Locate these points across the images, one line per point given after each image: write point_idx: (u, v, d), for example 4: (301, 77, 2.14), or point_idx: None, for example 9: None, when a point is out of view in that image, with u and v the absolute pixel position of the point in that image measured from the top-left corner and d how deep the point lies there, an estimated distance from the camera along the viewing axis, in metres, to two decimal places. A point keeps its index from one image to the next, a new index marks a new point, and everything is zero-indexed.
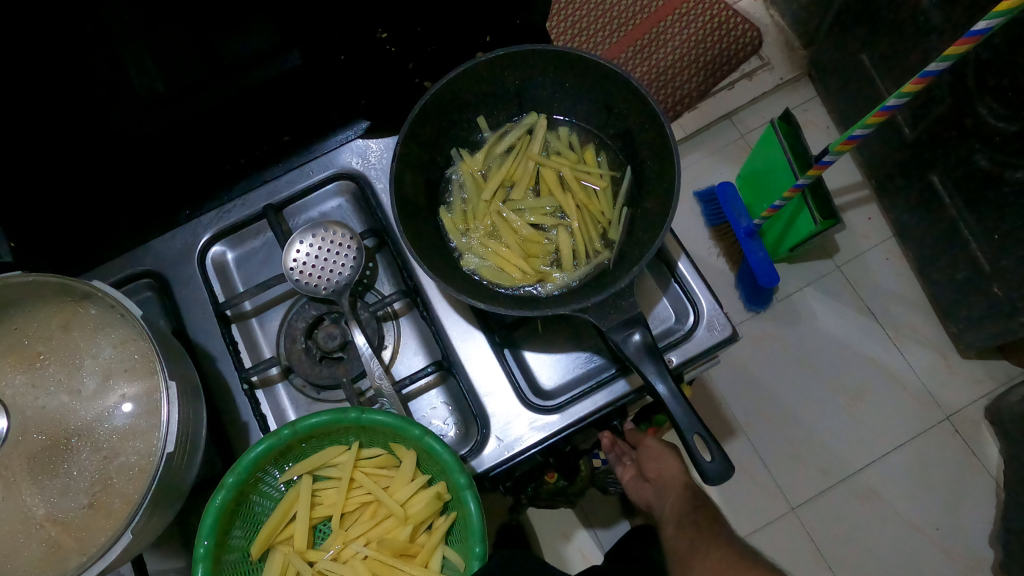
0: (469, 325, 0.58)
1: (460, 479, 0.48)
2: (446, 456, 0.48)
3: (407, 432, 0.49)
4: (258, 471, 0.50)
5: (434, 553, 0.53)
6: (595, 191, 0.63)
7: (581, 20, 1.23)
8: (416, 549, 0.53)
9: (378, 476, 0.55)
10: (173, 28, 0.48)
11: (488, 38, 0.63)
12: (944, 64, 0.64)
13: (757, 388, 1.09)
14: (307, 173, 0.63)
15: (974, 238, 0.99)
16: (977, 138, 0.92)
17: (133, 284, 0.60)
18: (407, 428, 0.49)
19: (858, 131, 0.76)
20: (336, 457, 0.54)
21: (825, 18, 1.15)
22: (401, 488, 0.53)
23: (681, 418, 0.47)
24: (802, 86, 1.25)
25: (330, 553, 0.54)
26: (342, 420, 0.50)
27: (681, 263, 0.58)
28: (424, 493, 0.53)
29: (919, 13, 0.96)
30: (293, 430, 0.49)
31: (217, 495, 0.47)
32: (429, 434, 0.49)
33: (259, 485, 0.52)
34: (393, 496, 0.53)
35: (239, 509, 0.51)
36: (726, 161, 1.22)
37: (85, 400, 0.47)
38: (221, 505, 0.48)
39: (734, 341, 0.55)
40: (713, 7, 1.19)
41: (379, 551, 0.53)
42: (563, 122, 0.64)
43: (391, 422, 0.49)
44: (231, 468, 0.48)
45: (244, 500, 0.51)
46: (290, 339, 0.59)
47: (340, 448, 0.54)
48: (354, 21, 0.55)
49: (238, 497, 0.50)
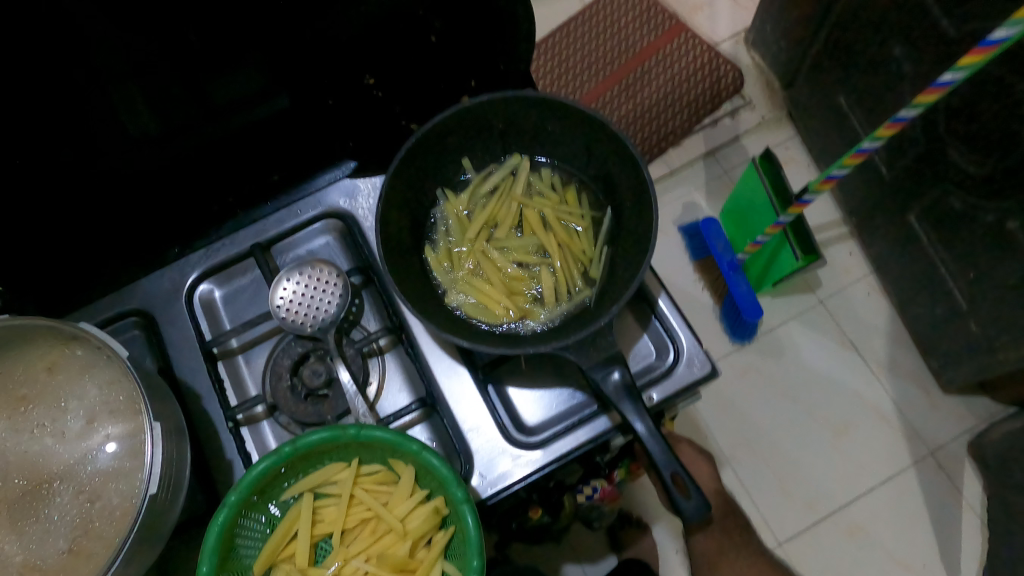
0: (453, 361, 0.58)
1: (457, 494, 0.48)
2: (443, 470, 0.48)
3: (404, 448, 0.50)
4: (258, 490, 0.50)
5: (433, 568, 0.53)
6: (576, 232, 0.64)
7: (571, 58, 1.30)
8: (415, 565, 0.53)
9: (378, 493, 0.54)
10: (164, 73, 0.50)
11: (473, 83, 0.65)
12: (914, 111, 0.66)
13: (746, 417, 1.10)
14: (296, 213, 0.63)
15: (951, 276, 1.01)
16: (950, 180, 0.95)
17: (121, 323, 0.60)
18: (406, 443, 0.49)
19: (836, 172, 0.78)
20: (337, 473, 0.54)
21: (803, 61, 1.19)
22: (400, 504, 0.53)
23: (657, 456, 0.47)
24: (783, 125, 1.28)
25: (331, 569, 0.54)
26: (341, 436, 0.50)
27: (662, 300, 0.59)
28: (423, 508, 0.52)
29: (892, 58, 0.99)
30: (293, 448, 0.49)
31: (219, 514, 0.47)
32: (426, 449, 0.49)
33: (259, 507, 0.52)
34: (392, 512, 0.53)
35: (240, 530, 0.50)
36: (710, 197, 1.23)
37: (68, 441, 0.47)
38: (222, 525, 0.47)
39: (714, 377, 0.56)
40: (696, 48, 1.27)
41: (379, 567, 0.53)
42: (545, 164, 0.65)
43: (389, 438, 0.50)
44: (233, 486, 0.48)
45: (244, 523, 0.51)
46: (275, 377, 0.59)
47: (340, 465, 0.54)
48: (341, 67, 0.57)
49: (240, 519, 0.50)
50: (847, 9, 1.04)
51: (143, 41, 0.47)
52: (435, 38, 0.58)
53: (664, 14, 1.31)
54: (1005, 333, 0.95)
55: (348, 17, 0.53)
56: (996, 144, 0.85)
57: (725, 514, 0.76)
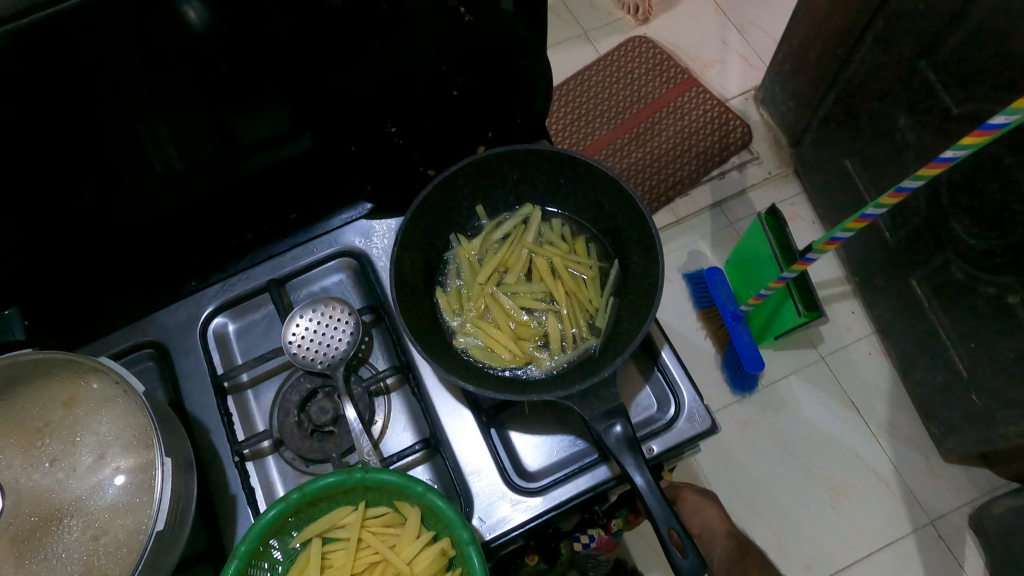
0: (457, 403, 0.60)
1: (462, 535, 0.49)
2: (449, 512, 0.49)
3: (410, 491, 0.51)
4: (267, 538, 0.51)
5: None
6: (583, 280, 0.66)
7: (586, 105, 1.36)
8: None
9: (385, 535, 0.55)
10: (197, 117, 0.52)
11: (491, 134, 0.67)
12: (916, 182, 0.68)
13: (748, 475, 1.09)
14: (312, 250, 0.66)
15: (953, 343, 1.03)
16: (952, 250, 0.97)
17: (135, 353, 0.62)
18: (411, 484, 0.50)
19: (840, 234, 0.80)
20: (344, 517, 0.54)
21: (811, 122, 1.22)
22: (407, 547, 0.53)
23: (657, 514, 0.47)
24: (790, 182, 1.30)
25: None
26: (348, 481, 0.50)
27: (665, 353, 0.60)
28: (430, 550, 0.53)
29: (897, 126, 1.03)
30: (301, 494, 0.50)
31: (230, 565, 0.48)
32: (432, 491, 0.50)
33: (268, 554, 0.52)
34: (400, 555, 0.53)
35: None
36: (716, 246, 1.24)
37: (79, 476, 0.48)
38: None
39: (713, 433, 0.56)
40: (705, 103, 1.33)
41: None
42: (556, 214, 0.67)
43: (395, 481, 0.50)
44: (243, 535, 0.49)
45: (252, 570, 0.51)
46: (283, 412, 0.60)
47: (347, 509, 0.54)
48: (365, 117, 0.60)
49: (249, 567, 0.50)
50: (853, 78, 1.07)
51: (183, 92, 0.50)
52: (457, 92, 0.61)
53: (676, 68, 1.38)
54: (1004, 407, 0.96)
55: (377, 74, 0.56)
56: (996, 222, 0.88)
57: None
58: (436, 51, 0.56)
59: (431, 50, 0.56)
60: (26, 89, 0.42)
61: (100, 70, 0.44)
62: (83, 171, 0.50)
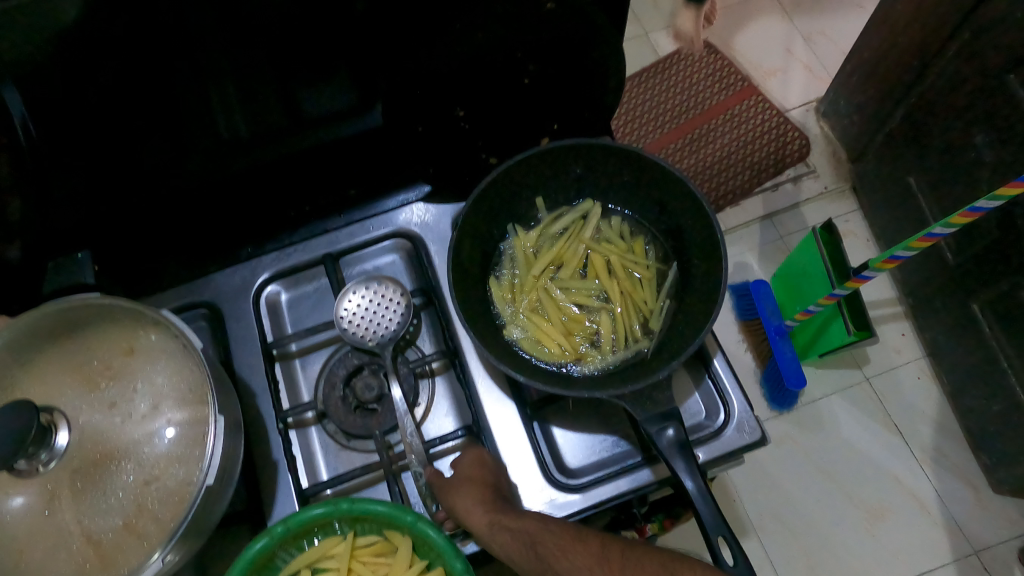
0: (501, 392, 0.59)
1: (456, 564, 0.48)
2: (441, 540, 0.48)
3: (401, 521, 0.49)
4: (257, 568, 0.49)
5: None
6: (640, 281, 0.65)
7: (642, 107, 1.34)
8: None
9: (376, 565, 0.53)
10: (274, 77, 0.53)
11: (556, 126, 0.66)
12: (994, 203, 0.65)
13: (782, 492, 1.07)
14: (368, 228, 0.66)
15: (1013, 373, 0.99)
16: (1021, 275, 0.94)
17: (190, 312, 0.63)
18: (401, 515, 0.49)
19: (901, 252, 0.77)
20: (333, 547, 0.52)
21: (875, 139, 1.19)
22: None
23: (707, 519, 0.45)
24: (846, 198, 1.27)
25: None
26: (335, 512, 0.49)
27: (717, 361, 0.58)
28: None
29: (970, 146, 0.99)
30: (286, 526, 0.49)
31: None
32: (422, 520, 0.49)
33: None
34: None
35: None
36: (763, 260, 1.22)
37: (134, 422, 0.48)
38: None
39: (762, 446, 0.55)
40: (763, 113, 1.31)
41: None
42: (616, 212, 0.66)
43: (384, 510, 0.49)
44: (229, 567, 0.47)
45: None
46: (328, 385, 0.60)
47: (335, 539, 0.53)
48: (437, 98, 0.60)
49: None
50: (927, 92, 1.04)
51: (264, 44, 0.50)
52: (528, 80, 0.61)
53: (738, 75, 1.35)
54: None
55: (454, 51, 0.56)
56: None
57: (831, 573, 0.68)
58: (515, 36, 0.56)
59: (510, 35, 0.56)
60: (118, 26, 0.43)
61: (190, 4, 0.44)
62: (159, 117, 0.51)
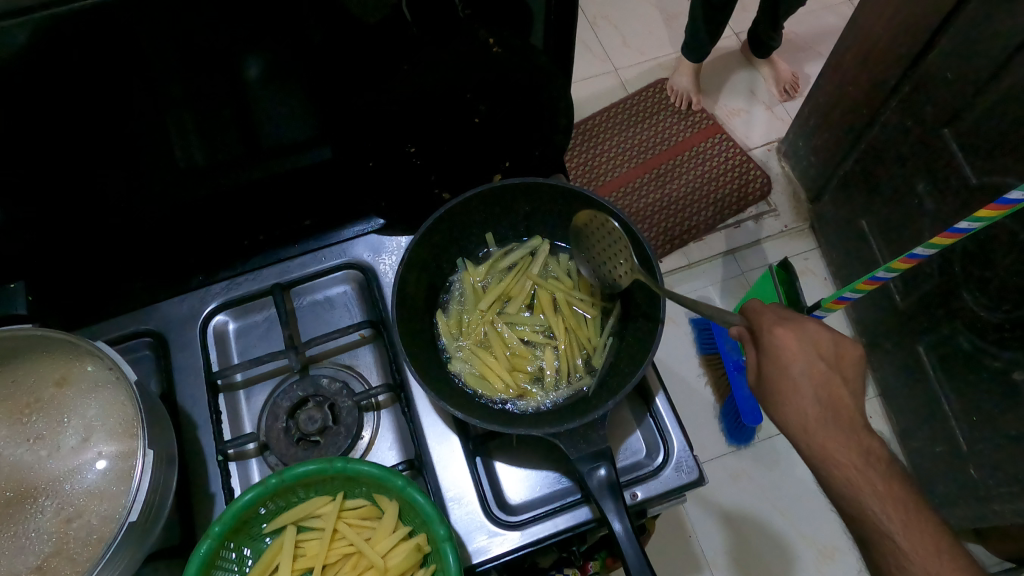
0: (445, 427, 0.59)
1: (439, 531, 0.48)
2: (427, 507, 0.48)
3: (390, 484, 0.50)
4: (241, 523, 0.49)
5: None
6: (584, 319, 0.66)
7: (608, 142, 1.37)
8: None
9: (361, 528, 0.53)
10: (219, 115, 0.54)
11: (508, 164, 0.68)
12: (929, 250, 0.66)
13: (736, 528, 1.07)
14: (320, 259, 0.67)
15: (954, 415, 1.01)
16: (961, 320, 0.97)
17: (134, 341, 0.62)
18: (390, 478, 0.49)
19: (849, 294, 0.78)
20: (321, 507, 0.53)
21: (830, 180, 1.22)
22: (382, 540, 0.51)
23: (632, 563, 0.45)
24: (804, 236, 1.30)
25: None
26: (328, 469, 0.50)
27: (658, 399, 0.59)
28: (405, 545, 0.51)
29: (916, 192, 1.03)
30: (279, 479, 0.49)
31: (202, 544, 0.47)
32: (412, 486, 0.49)
33: (239, 535, 0.50)
34: (374, 549, 0.51)
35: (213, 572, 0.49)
36: (724, 294, 1.23)
37: (60, 457, 0.48)
38: (204, 556, 0.47)
39: (700, 485, 0.56)
40: (726, 151, 1.34)
41: None
42: (564, 250, 0.68)
43: (375, 472, 0.50)
44: (218, 515, 0.48)
45: (217, 564, 0.49)
46: (271, 416, 0.59)
47: (324, 498, 0.53)
48: (387, 136, 0.61)
49: (217, 557, 0.49)
50: (877, 139, 1.08)
51: (209, 83, 0.51)
52: (479, 119, 0.62)
53: (702, 113, 1.39)
54: (1002, 484, 0.93)
55: (402, 92, 0.57)
56: (1008, 295, 0.88)
57: (891, 486, 0.57)
58: (463, 78, 0.57)
59: (455, 78, 0.57)
60: (56, 66, 0.43)
61: (134, 52, 0.45)
62: (101, 153, 0.51)
